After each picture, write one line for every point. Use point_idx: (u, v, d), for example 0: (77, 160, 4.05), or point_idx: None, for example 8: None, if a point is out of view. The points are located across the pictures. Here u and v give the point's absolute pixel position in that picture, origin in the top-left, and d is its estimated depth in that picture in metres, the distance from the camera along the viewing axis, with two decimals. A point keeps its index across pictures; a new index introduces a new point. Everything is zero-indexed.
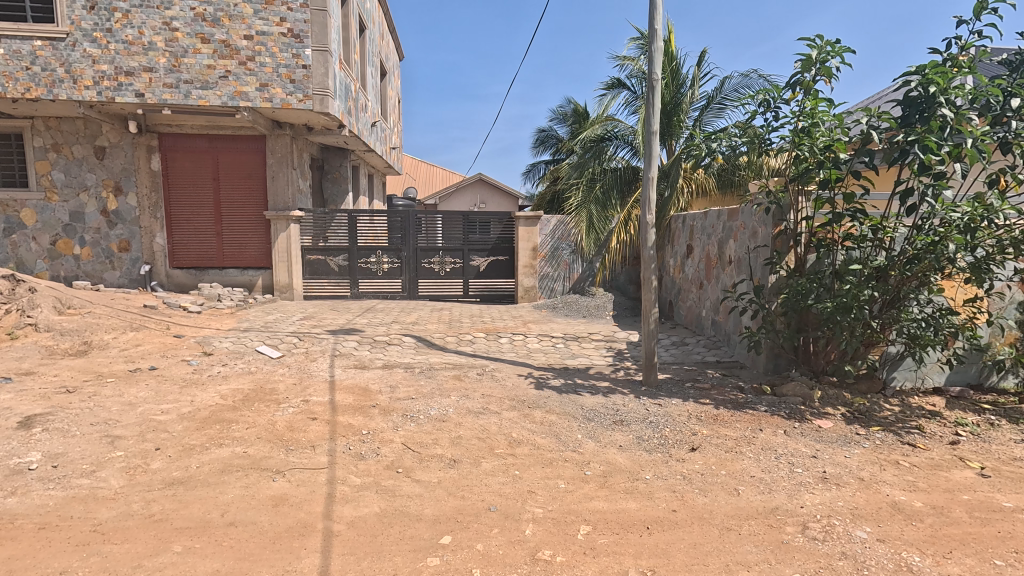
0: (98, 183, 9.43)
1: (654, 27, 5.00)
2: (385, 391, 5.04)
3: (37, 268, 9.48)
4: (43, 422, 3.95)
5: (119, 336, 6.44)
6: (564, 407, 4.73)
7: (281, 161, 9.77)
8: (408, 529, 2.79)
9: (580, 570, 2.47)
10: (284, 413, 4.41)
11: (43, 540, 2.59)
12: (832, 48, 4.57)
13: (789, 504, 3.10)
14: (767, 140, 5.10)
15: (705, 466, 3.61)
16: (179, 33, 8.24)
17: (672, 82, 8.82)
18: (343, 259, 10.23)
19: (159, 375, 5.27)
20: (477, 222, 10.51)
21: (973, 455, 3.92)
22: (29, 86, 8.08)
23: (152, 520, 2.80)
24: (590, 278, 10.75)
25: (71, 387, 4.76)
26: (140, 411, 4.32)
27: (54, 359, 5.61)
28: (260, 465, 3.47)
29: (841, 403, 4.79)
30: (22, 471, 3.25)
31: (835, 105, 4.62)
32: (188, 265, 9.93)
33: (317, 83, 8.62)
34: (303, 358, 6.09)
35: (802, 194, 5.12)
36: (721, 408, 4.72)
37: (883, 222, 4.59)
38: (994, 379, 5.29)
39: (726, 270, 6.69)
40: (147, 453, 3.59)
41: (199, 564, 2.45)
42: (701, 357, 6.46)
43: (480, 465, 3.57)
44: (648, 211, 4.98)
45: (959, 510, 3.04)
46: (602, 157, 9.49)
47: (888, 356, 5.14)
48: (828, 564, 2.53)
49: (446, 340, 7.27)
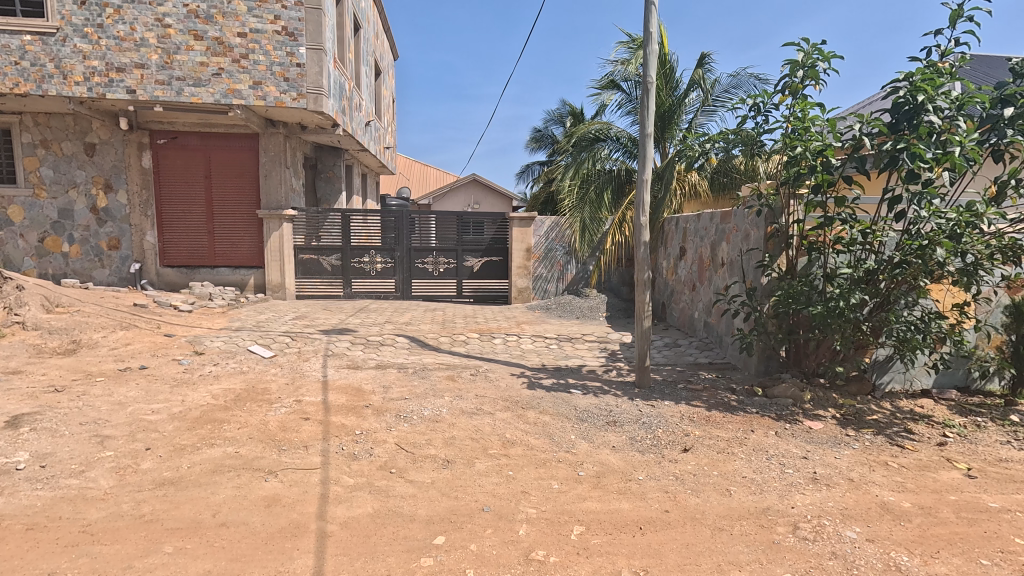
0: (88, 180, 9.33)
1: (650, 29, 5.03)
2: (378, 391, 5.02)
3: (24, 266, 9.36)
4: (31, 422, 3.91)
5: (109, 335, 6.38)
6: (558, 408, 4.74)
7: (275, 160, 9.74)
8: (402, 530, 2.79)
9: (573, 570, 2.49)
10: (277, 412, 4.39)
11: (32, 541, 2.56)
12: (821, 53, 4.62)
13: (780, 504, 3.13)
14: (759, 142, 5.14)
15: (698, 467, 3.64)
16: (172, 30, 8.17)
17: (665, 84, 8.89)
18: (336, 259, 10.17)
19: (149, 374, 5.22)
20: (471, 223, 10.49)
21: (960, 455, 3.98)
22: (18, 81, 7.99)
23: (142, 520, 2.77)
24: (584, 280, 10.79)
25: (59, 386, 4.71)
26: (129, 410, 4.28)
27: (42, 358, 5.54)
28: (252, 465, 3.46)
29: (832, 405, 4.84)
30: (10, 471, 3.21)
31: (825, 110, 4.66)
32: (178, 264, 9.86)
33: (311, 81, 8.59)
34: (295, 357, 6.06)
35: (794, 197, 5.18)
36: (712, 410, 4.75)
37: (873, 227, 4.64)
38: (980, 382, 5.37)
39: (719, 272, 6.74)
40: (138, 453, 3.56)
41: (191, 564, 2.43)
42: (693, 358, 6.51)
43: (475, 465, 3.57)
44: (642, 214, 4.98)
45: (946, 510, 3.08)
46: (596, 157, 9.42)
47: (878, 358, 5.21)
48: (818, 563, 2.56)
49: (439, 340, 7.27)
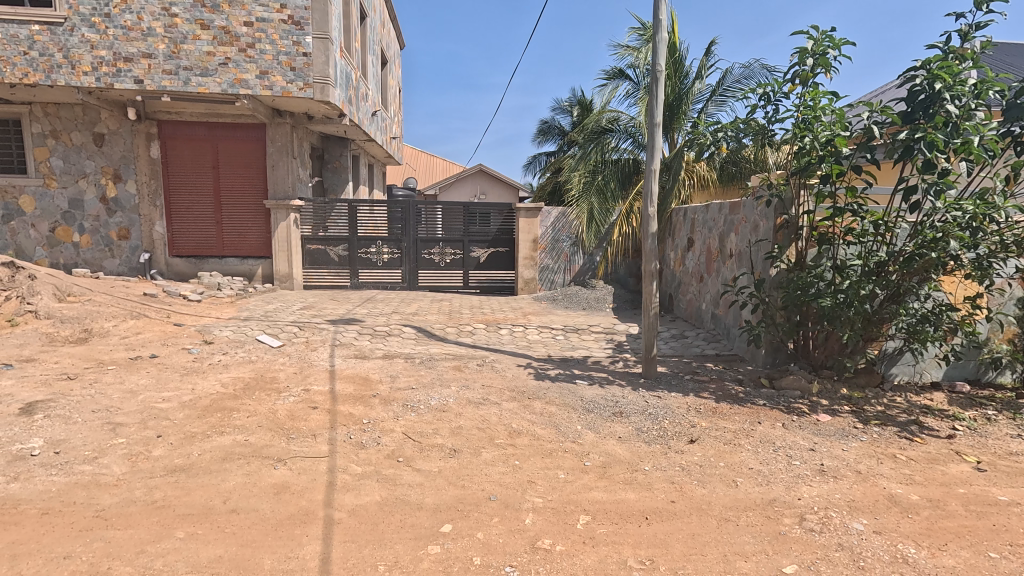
0: (97, 170, 9.38)
1: (658, 17, 4.97)
2: (385, 380, 5.07)
3: (36, 255, 9.45)
4: (45, 408, 3.97)
5: (120, 323, 6.45)
6: (564, 398, 4.76)
7: (282, 150, 9.75)
8: (409, 517, 2.81)
9: (579, 558, 2.50)
10: (285, 401, 4.43)
11: (47, 525, 2.61)
12: (832, 41, 4.54)
13: (787, 496, 3.13)
14: (769, 132, 5.06)
15: (704, 457, 3.65)
16: (179, 19, 8.16)
17: (675, 72, 8.78)
18: (343, 249, 10.23)
19: (160, 362, 5.29)
20: (477, 213, 10.47)
21: (970, 448, 3.95)
22: (27, 71, 8.01)
23: (155, 506, 2.82)
24: (592, 271, 10.68)
25: (72, 374, 4.78)
26: (141, 398, 4.34)
27: (55, 346, 5.62)
28: (262, 452, 3.50)
29: (840, 397, 4.82)
30: (25, 456, 3.27)
31: (837, 98, 4.59)
32: (187, 254, 9.91)
33: (318, 71, 8.58)
34: (303, 347, 6.12)
35: (804, 188, 5.11)
36: (721, 401, 4.73)
37: (886, 218, 4.58)
38: (991, 374, 5.33)
39: (727, 263, 6.70)
40: (149, 440, 3.61)
41: (201, 549, 2.47)
42: (701, 350, 6.50)
43: (481, 455, 3.59)
44: (650, 204, 4.93)
45: (955, 503, 3.07)
46: (604, 147, 9.32)
47: (887, 351, 5.18)
48: (824, 554, 2.56)
49: (446, 330, 7.30)
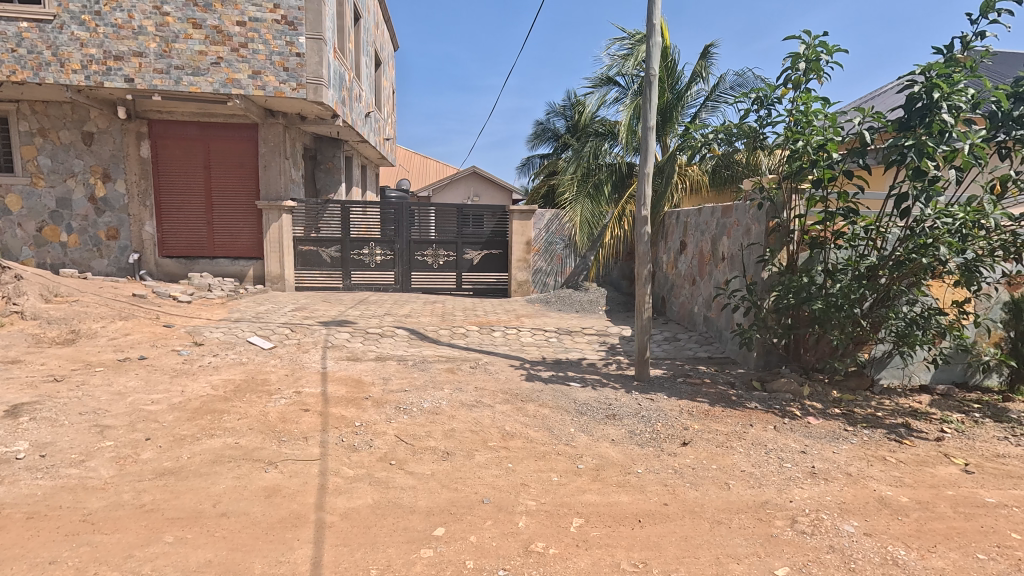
0: (86, 169, 9.26)
1: (653, 20, 4.99)
2: (377, 382, 5.03)
3: (23, 255, 9.29)
4: (30, 411, 3.90)
5: (108, 325, 6.35)
6: (557, 401, 4.75)
7: (274, 150, 9.69)
8: (402, 521, 2.80)
9: (574, 562, 2.50)
10: (276, 403, 4.40)
11: (33, 529, 2.57)
12: (824, 46, 4.59)
13: (779, 498, 3.15)
14: (761, 136, 5.09)
15: (697, 460, 3.65)
16: (171, 18, 8.09)
17: (667, 77, 8.87)
18: (335, 250, 10.21)
19: (149, 364, 5.22)
20: (471, 215, 10.45)
21: (957, 451, 3.99)
22: (15, 69, 7.90)
23: (143, 510, 2.78)
24: (584, 272, 10.69)
25: (58, 375, 4.71)
26: (129, 400, 4.28)
27: (41, 347, 5.53)
28: (253, 456, 3.46)
29: (830, 400, 4.87)
30: (9, 460, 3.21)
31: (828, 104, 4.64)
32: (177, 255, 9.84)
33: (311, 71, 8.54)
34: (295, 349, 6.07)
35: (795, 192, 5.16)
36: (713, 404, 4.76)
37: (877, 223, 4.64)
38: (978, 377, 5.41)
39: (719, 266, 6.75)
40: (137, 443, 3.56)
41: (191, 554, 2.44)
42: (693, 352, 6.54)
43: (474, 457, 3.58)
44: (642, 207, 4.95)
45: (944, 505, 3.10)
46: (596, 152, 9.56)
47: (876, 354, 5.25)
48: (815, 556, 2.58)
49: (438, 333, 7.25)
